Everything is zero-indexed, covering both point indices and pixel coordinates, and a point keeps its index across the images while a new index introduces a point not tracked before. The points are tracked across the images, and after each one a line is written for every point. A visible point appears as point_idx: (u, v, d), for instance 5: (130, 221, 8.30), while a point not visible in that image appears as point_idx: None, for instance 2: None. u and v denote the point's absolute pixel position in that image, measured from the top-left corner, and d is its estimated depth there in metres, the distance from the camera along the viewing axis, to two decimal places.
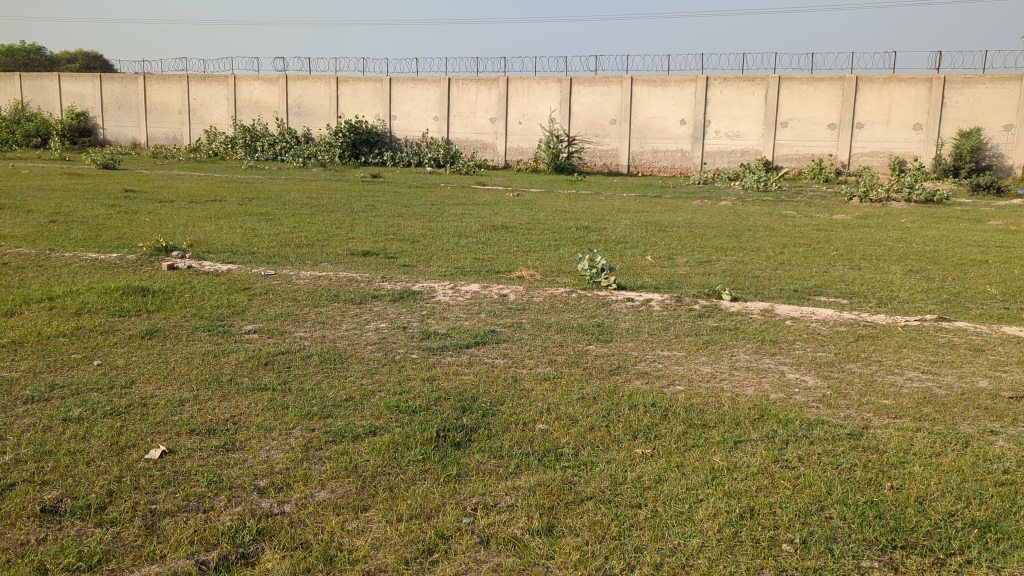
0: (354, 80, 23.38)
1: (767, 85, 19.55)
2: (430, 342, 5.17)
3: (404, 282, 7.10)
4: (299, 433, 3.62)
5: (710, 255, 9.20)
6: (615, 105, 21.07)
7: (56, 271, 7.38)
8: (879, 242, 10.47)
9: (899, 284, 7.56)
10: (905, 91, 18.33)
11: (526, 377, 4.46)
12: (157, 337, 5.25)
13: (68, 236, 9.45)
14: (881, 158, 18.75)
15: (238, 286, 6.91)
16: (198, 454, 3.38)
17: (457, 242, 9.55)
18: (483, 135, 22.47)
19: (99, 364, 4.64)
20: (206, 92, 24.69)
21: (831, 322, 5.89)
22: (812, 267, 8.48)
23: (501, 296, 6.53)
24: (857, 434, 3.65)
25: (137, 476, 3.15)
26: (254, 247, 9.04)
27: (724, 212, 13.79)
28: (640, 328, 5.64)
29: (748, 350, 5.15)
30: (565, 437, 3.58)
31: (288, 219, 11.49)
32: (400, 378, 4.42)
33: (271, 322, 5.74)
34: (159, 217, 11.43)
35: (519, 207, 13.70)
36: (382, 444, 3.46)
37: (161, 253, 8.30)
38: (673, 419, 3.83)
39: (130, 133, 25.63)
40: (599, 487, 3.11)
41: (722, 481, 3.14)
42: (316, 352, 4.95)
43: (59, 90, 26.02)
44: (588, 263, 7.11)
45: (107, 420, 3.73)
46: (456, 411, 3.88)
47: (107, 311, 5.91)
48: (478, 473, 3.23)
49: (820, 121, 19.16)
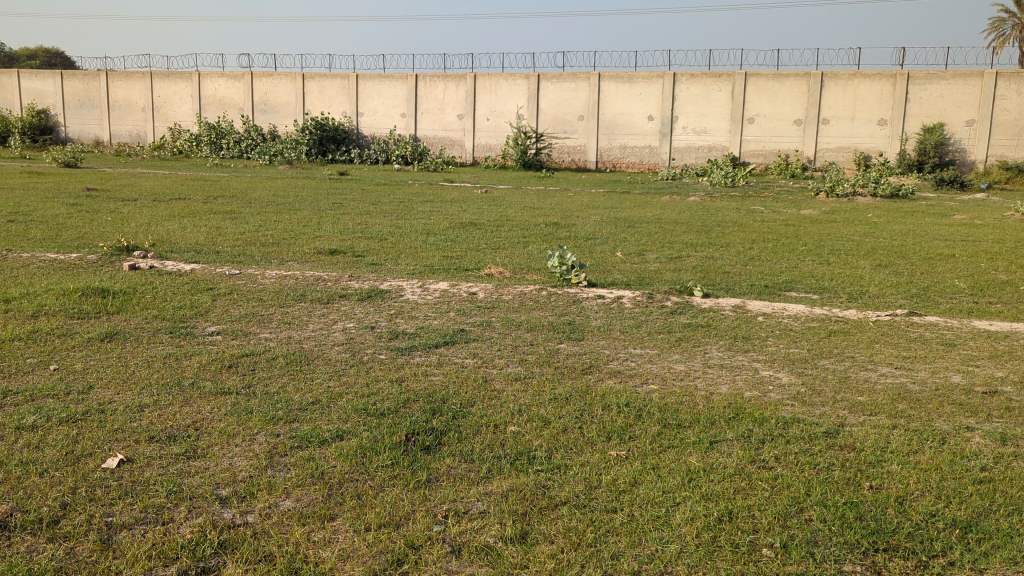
0: (320, 77, 23.14)
1: (733, 81, 19.63)
2: (399, 342, 5.07)
3: (372, 281, 6.99)
4: (263, 439, 3.50)
5: (681, 251, 9.19)
6: (583, 101, 21.03)
7: (13, 273, 7.16)
8: (847, 237, 10.53)
9: (868, 279, 7.58)
10: (870, 86, 18.49)
11: (497, 377, 4.37)
12: (117, 340, 5.08)
13: (26, 236, 9.19)
14: (846, 153, 18.92)
15: (201, 286, 6.75)
16: (158, 462, 3.24)
17: (425, 239, 9.44)
18: (451, 131, 22.34)
19: (56, 368, 4.47)
20: (170, 89, 24.29)
21: (803, 318, 5.87)
22: (782, 263, 8.49)
23: (470, 294, 6.44)
24: (833, 432, 3.61)
25: (93, 486, 3.01)
26: (219, 246, 8.86)
27: (693, 208, 13.81)
28: (612, 326, 5.58)
29: (720, 347, 5.10)
30: (538, 440, 3.50)
31: (253, 218, 11.28)
32: (368, 380, 4.31)
33: (236, 323, 5.59)
34: (121, 216, 11.16)
35: (488, 203, 13.60)
36: (349, 449, 3.35)
37: (122, 253, 8.09)
38: (647, 419, 3.77)
39: (92, 131, 25.14)
40: (574, 491, 3.03)
41: (699, 483, 3.08)
42: (282, 353, 4.82)
43: (19, 86, 25.46)
44: (558, 260, 7.04)
45: (62, 427, 3.57)
46: (426, 413, 3.78)
47: (65, 313, 5.73)
48: (449, 479, 3.14)
49: (786, 117, 19.27)
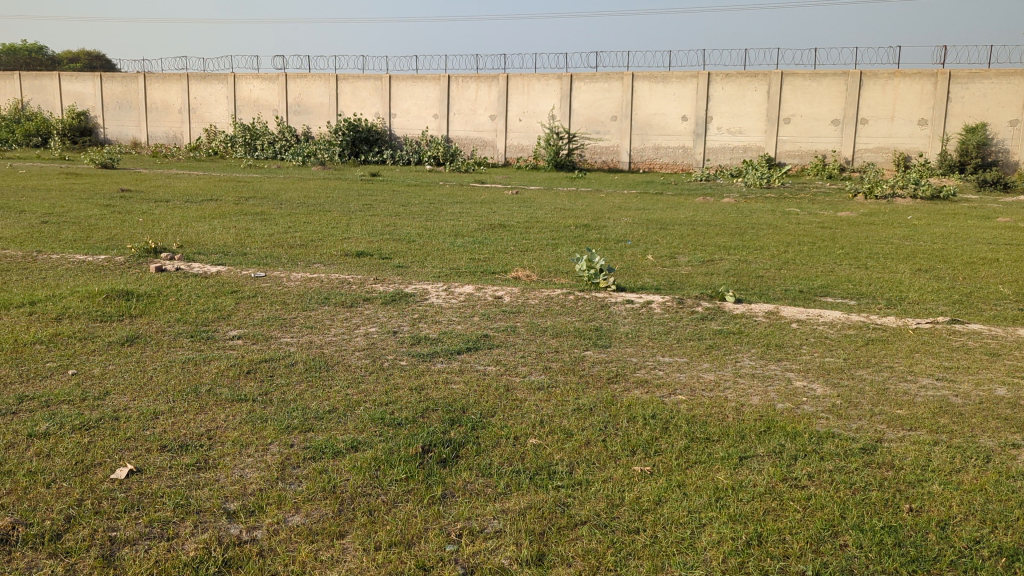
0: (353, 78, 23.19)
1: (769, 80, 19.31)
2: (420, 348, 4.95)
3: (397, 284, 6.90)
4: (276, 449, 3.41)
5: (713, 254, 8.99)
6: (616, 102, 20.83)
7: (42, 274, 7.18)
8: (887, 240, 10.24)
9: (908, 284, 7.34)
10: (910, 85, 18.08)
11: (519, 387, 4.24)
12: (137, 344, 5.04)
13: (58, 238, 9.24)
14: (885, 154, 18.51)
15: (227, 288, 6.71)
16: (168, 473, 3.16)
17: (453, 241, 9.34)
18: (482, 132, 22.27)
19: (74, 373, 4.42)
20: (206, 91, 24.50)
21: (839, 325, 5.67)
22: (818, 267, 8.26)
23: (495, 298, 6.32)
24: (870, 448, 3.43)
25: (100, 498, 2.93)
26: (247, 248, 8.84)
27: (727, 209, 13.56)
28: (640, 332, 5.42)
29: (752, 356, 4.93)
30: (559, 454, 3.37)
31: (283, 219, 11.25)
32: (386, 388, 4.20)
33: (258, 327, 5.52)
34: (153, 217, 11.21)
35: (518, 205, 13.49)
36: (363, 461, 3.25)
37: (150, 254, 8.10)
38: (675, 433, 3.61)
39: (130, 133, 25.45)
40: (595, 510, 2.89)
41: (727, 503, 2.92)
42: (301, 359, 4.73)
43: (59, 89, 25.84)
44: (586, 264, 6.87)
45: (74, 436, 3.51)
46: (444, 424, 3.67)
47: (89, 315, 5.71)
48: (464, 494, 3.02)
49: (824, 117, 18.91)
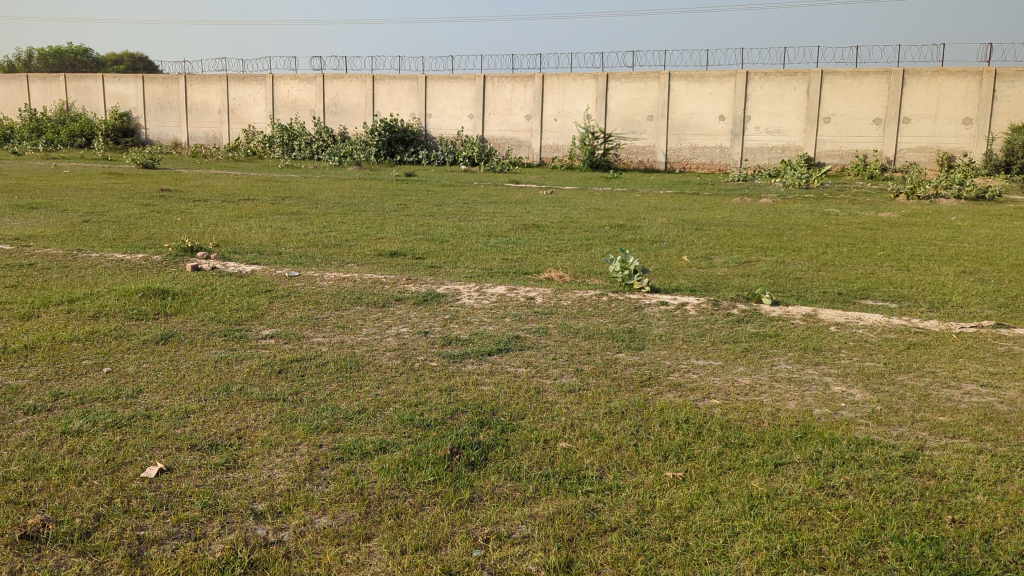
0: (390, 79, 23.30)
1: (808, 79, 19.03)
2: (451, 349, 4.93)
3: (430, 284, 6.89)
4: (305, 450, 3.39)
5: (750, 255, 8.86)
6: (653, 101, 20.66)
7: (81, 272, 7.27)
8: (929, 242, 10.03)
9: (951, 287, 7.17)
10: (954, 84, 17.72)
11: (549, 389, 4.19)
12: (171, 343, 5.07)
13: (98, 236, 9.38)
14: (928, 153, 18.16)
15: (261, 287, 6.75)
16: (197, 472, 3.16)
17: (487, 242, 9.32)
18: (518, 132, 22.23)
19: (109, 371, 4.46)
20: (245, 92, 24.75)
21: (879, 329, 5.54)
22: (858, 269, 8.11)
23: (528, 299, 6.28)
24: (911, 456, 3.33)
25: (129, 497, 2.94)
26: (282, 248, 8.89)
27: (765, 210, 13.39)
28: (674, 334, 5.34)
29: (789, 360, 4.83)
30: (590, 458, 3.31)
31: (318, 219, 11.31)
32: (416, 389, 4.17)
33: (291, 326, 5.54)
34: (191, 217, 11.33)
35: (552, 205, 13.43)
36: (391, 463, 3.22)
37: (187, 254, 8.18)
38: (708, 438, 3.54)
39: (171, 133, 25.80)
40: (625, 516, 2.84)
41: (762, 511, 2.85)
42: (333, 359, 4.73)
43: (103, 90, 26.28)
44: (620, 265, 6.79)
45: (107, 433, 3.53)
46: (474, 426, 3.63)
47: (125, 313, 5.77)
48: (492, 498, 2.98)
49: (865, 116, 18.59)
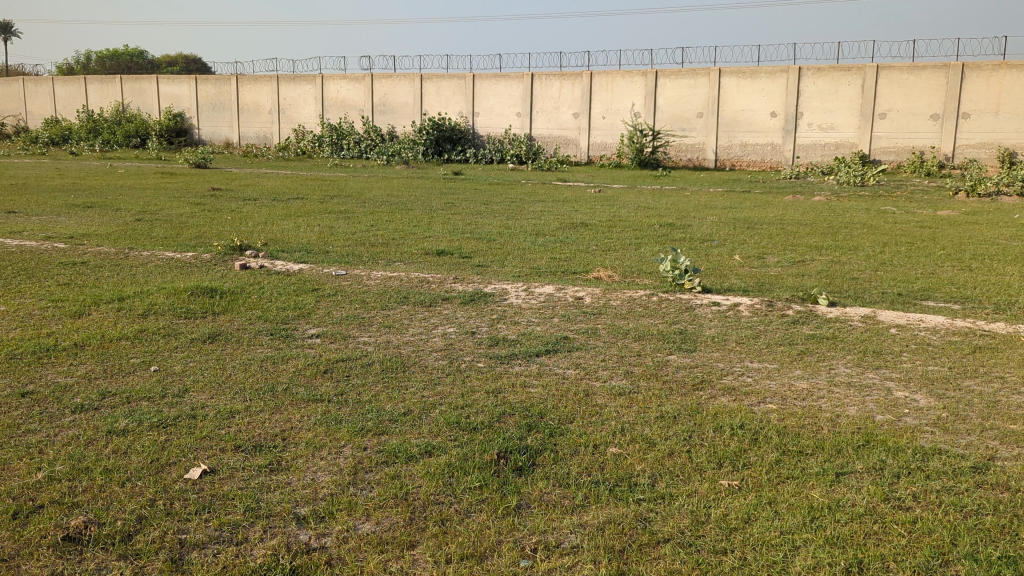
0: (438, 78, 23.32)
1: (863, 74, 18.55)
2: (498, 350, 4.84)
3: (477, 283, 6.81)
4: (349, 453, 3.33)
5: (803, 254, 8.64)
6: (702, 98, 20.35)
7: (132, 271, 7.34)
8: (992, 240, 9.69)
9: (1017, 287, 6.89)
10: (1016, 78, 17.12)
11: (598, 392, 4.07)
12: (218, 342, 5.07)
13: (150, 235, 9.48)
14: (988, 150, 17.61)
15: (307, 286, 6.73)
16: (240, 474, 3.12)
17: (534, 240, 9.22)
18: (566, 130, 22.11)
19: (156, 370, 4.46)
20: (295, 92, 24.95)
21: (942, 331, 5.32)
22: (918, 269, 7.84)
23: (576, 299, 6.17)
24: (982, 467, 3.15)
25: (172, 499, 2.91)
26: (330, 246, 8.91)
27: (818, 208, 13.09)
28: (727, 336, 5.18)
29: (848, 363, 4.65)
30: (641, 464, 3.20)
31: (366, 217, 11.33)
32: (463, 391, 4.09)
33: (336, 326, 5.50)
34: (240, 216, 11.41)
35: (600, 203, 13.27)
36: (436, 467, 3.14)
37: (236, 252, 8.23)
38: (765, 445, 3.39)
39: (223, 133, 26.17)
40: (679, 527, 2.72)
41: (823, 524, 2.71)
42: (378, 359, 4.68)
43: (157, 91, 26.74)
44: (670, 264, 6.64)
45: (152, 433, 3.52)
46: (521, 429, 3.54)
47: (174, 312, 5.79)
48: (540, 505, 2.88)
49: (922, 112, 18.09)
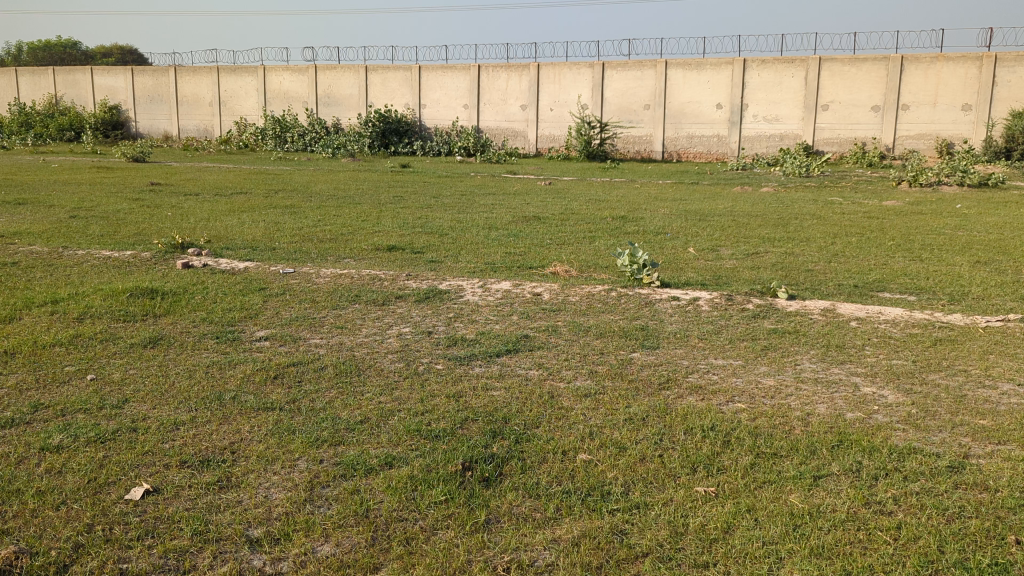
0: (383, 69, 22.94)
1: (806, 66, 18.75)
2: (457, 350, 4.67)
3: (431, 280, 6.61)
4: (304, 466, 3.13)
5: (757, 247, 8.63)
6: (649, 90, 20.37)
7: (66, 271, 7.00)
8: (939, 230, 9.80)
9: (969, 277, 6.94)
10: (954, 70, 17.47)
11: (563, 394, 3.93)
12: (160, 347, 4.81)
13: (84, 234, 9.07)
14: (928, 140, 17.91)
15: (254, 285, 6.48)
16: (187, 493, 2.91)
17: (486, 234, 9.05)
18: (513, 122, 21.91)
19: (93, 379, 4.19)
20: (236, 84, 24.33)
21: (902, 324, 5.30)
22: (871, 259, 7.87)
23: (533, 295, 6.02)
24: (959, 466, 3.08)
25: (111, 524, 2.69)
26: (276, 242, 8.62)
27: (767, 199, 13.16)
28: (689, 332, 5.08)
29: (813, 359, 4.58)
30: (613, 472, 3.06)
31: (312, 213, 11.05)
32: (422, 395, 3.91)
33: (286, 327, 5.27)
34: (181, 212, 11.02)
35: (551, 196, 13.15)
36: (398, 481, 2.96)
37: (177, 250, 7.92)
38: (738, 447, 3.28)
39: (162, 126, 25.43)
40: (657, 540, 2.59)
41: (807, 533, 2.61)
42: (331, 362, 4.47)
43: (92, 83, 25.87)
44: (629, 258, 6.54)
45: (89, 450, 3.27)
46: (485, 436, 3.37)
47: (112, 315, 5.50)
48: (511, 520, 2.73)
49: (863, 104, 18.33)
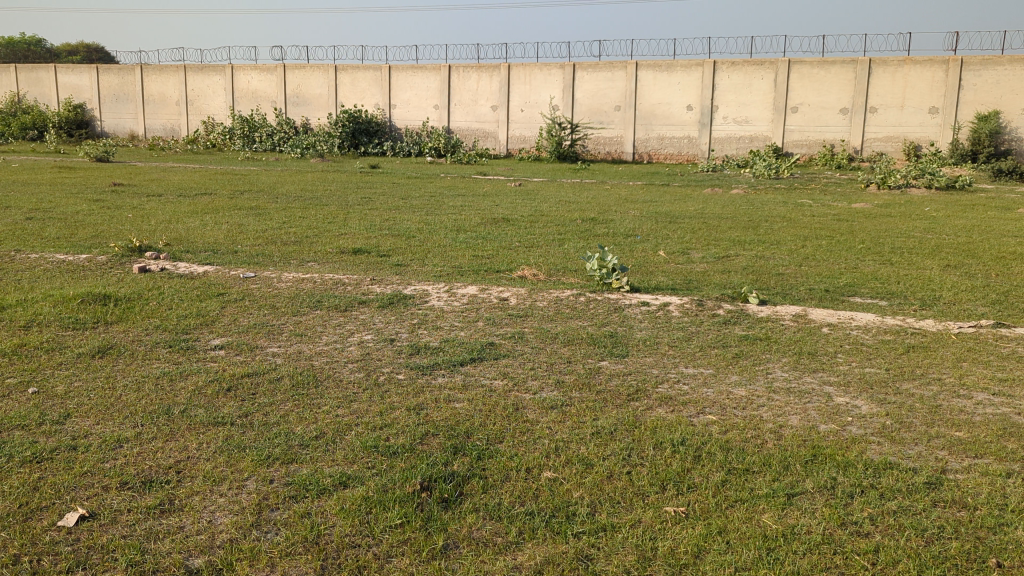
0: (353, 69, 22.68)
1: (776, 68, 18.80)
2: (420, 359, 4.52)
3: (396, 285, 6.44)
4: (252, 487, 2.96)
5: (727, 249, 8.55)
6: (620, 91, 20.33)
7: (17, 276, 6.73)
8: (908, 233, 9.79)
9: (939, 282, 6.90)
10: (920, 73, 17.58)
11: (529, 406, 3.78)
12: (109, 356, 4.60)
13: (40, 235, 8.79)
14: (895, 143, 18.01)
15: (212, 290, 6.26)
16: (124, 519, 2.73)
17: (453, 237, 8.90)
18: (484, 123, 21.76)
19: (34, 392, 3.98)
20: (204, 82, 23.96)
21: (875, 330, 5.21)
22: (841, 263, 7.82)
23: (500, 300, 5.87)
24: (936, 482, 2.98)
25: (40, 554, 2.52)
26: (238, 246, 8.40)
27: (738, 201, 13.12)
28: (659, 339, 4.97)
29: (785, 367, 4.47)
30: (579, 491, 2.92)
31: (278, 214, 10.82)
32: (382, 409, 3.74)
33: (243, 335, 5.07)
34: (143, 213, 10.76)
35: (521, 197, 13.00)
36: (352, 503, 2.80)
37: (134, 254, 7.67)
38: (709, 463, 3.16)
39: (128, 125, 24.96)
40: (624, 567, 2.46)
41: (781, 558, 2.49)
42: (288, 373, 4.28)
43: (56, 81, 25.35)
44: (597, 262, 6.42)
45: (23, 470, 3.08)
46: (446, 453, 3.22)
47: (60, 322, 5.27)
48: (471, 545, 2.58)
49: (832, 106, 18.40)
